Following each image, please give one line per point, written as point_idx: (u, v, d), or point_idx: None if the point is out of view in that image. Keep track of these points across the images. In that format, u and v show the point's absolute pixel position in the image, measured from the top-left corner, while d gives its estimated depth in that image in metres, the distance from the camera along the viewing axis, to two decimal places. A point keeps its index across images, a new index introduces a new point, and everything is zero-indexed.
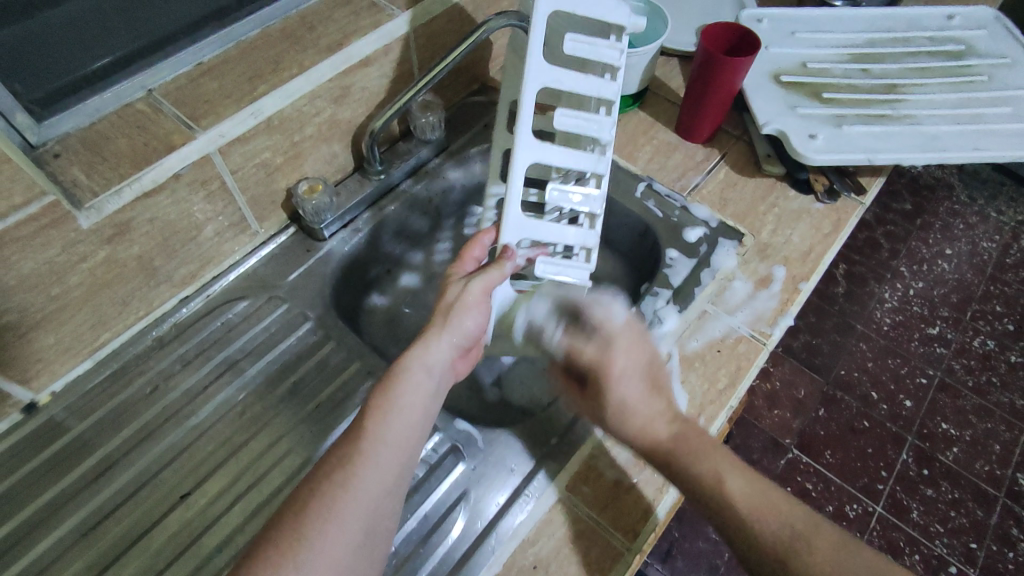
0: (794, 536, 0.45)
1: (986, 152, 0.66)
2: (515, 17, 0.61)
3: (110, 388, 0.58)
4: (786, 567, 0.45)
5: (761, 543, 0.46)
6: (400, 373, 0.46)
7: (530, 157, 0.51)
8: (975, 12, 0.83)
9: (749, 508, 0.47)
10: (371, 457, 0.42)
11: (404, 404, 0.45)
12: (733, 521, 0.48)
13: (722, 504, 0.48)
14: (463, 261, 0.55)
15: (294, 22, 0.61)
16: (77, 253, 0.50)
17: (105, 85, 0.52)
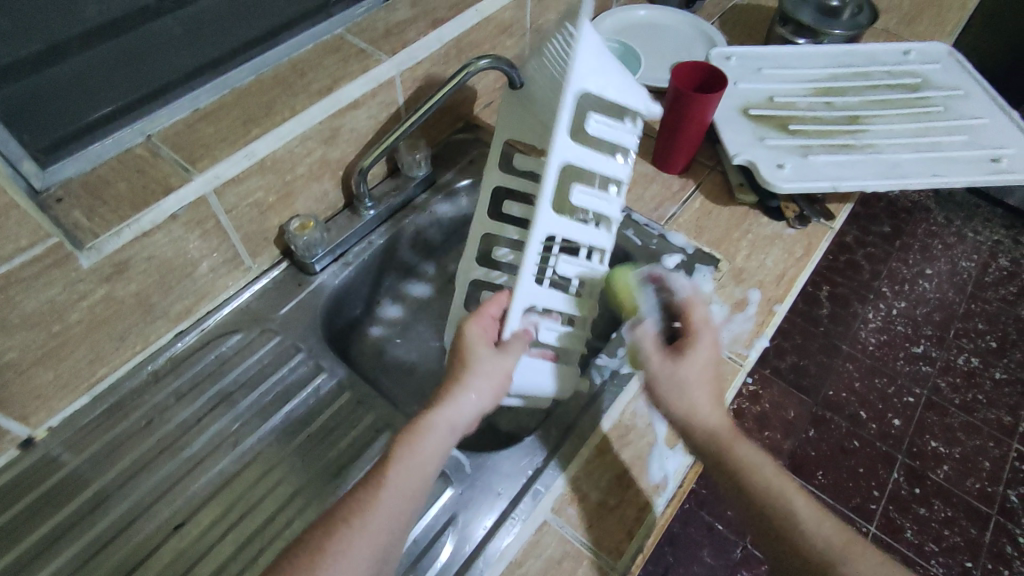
0: (835, 548, 0.46)
1: (944, 179, 0.70)
2: (505, 63, 0.66)
3: (106, 422, 0.59)
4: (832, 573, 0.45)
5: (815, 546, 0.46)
6: (425, 425, 0.49)
7: (546, 227, 0.52)
8: (930, 47, 0.88)
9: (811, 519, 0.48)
10: (386, 503, 0.45)
11: (427, 458, 0.48)
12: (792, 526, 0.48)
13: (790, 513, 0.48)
14: (482, 316, 0.57)
15: (286, 69, 0.65)
16: (77, 292, 0.52)
17: (107, 132, 0.55)
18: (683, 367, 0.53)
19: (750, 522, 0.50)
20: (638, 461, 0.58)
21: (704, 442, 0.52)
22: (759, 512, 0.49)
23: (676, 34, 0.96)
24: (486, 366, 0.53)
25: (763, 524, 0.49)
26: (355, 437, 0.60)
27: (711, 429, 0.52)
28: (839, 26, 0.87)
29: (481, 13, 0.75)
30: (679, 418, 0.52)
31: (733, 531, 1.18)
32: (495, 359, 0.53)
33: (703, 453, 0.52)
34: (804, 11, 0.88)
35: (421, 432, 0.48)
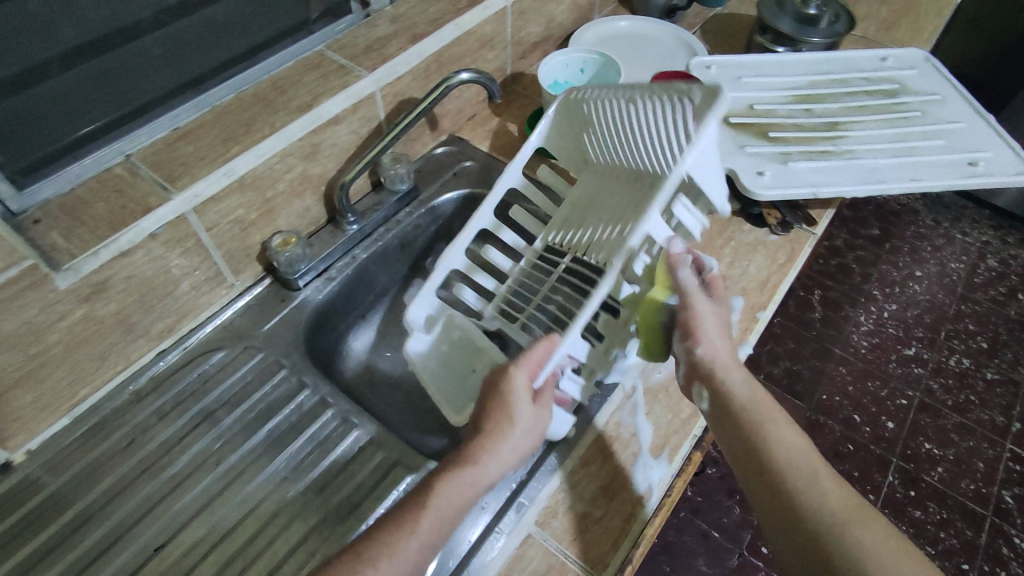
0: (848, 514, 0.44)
1: (923, 182, 0.71)
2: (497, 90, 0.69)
3: (87, 443, 0.59)
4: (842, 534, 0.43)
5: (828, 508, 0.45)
6: (453, 482, 0.47)
7: None
8: (907, 54, 0.89)
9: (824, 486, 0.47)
10: (407, 553, 0.44)
11: (453, 514, 0.46)
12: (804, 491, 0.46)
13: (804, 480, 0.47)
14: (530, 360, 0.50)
15: (266, 86, 0.65)
16: (55, 313, 0.52)
17: (86, 152, 0.56)
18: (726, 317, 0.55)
19: (759, 489, 0.48)
20: (623, 472, 0.58)
21: (738, 391, 0.51)
22: (772, 477, 0.47)
23: (656, 44, 0.97)
24: (521, 421, 0.49)
25: (777, 483, 0.47)
26: (341, 453, 0.60)
27: (747, 379, 0.53)
28: (818, 34, 0.88)
29: (461, 27, 0.76)
30: (718, 359, 0.52)
31: (729, 539, 1.18)
32: (531, 413, 0.49)
33: (728, 406, 0.51)
34: (783, 20, 0.89)
35: (450, 489, 0.47)
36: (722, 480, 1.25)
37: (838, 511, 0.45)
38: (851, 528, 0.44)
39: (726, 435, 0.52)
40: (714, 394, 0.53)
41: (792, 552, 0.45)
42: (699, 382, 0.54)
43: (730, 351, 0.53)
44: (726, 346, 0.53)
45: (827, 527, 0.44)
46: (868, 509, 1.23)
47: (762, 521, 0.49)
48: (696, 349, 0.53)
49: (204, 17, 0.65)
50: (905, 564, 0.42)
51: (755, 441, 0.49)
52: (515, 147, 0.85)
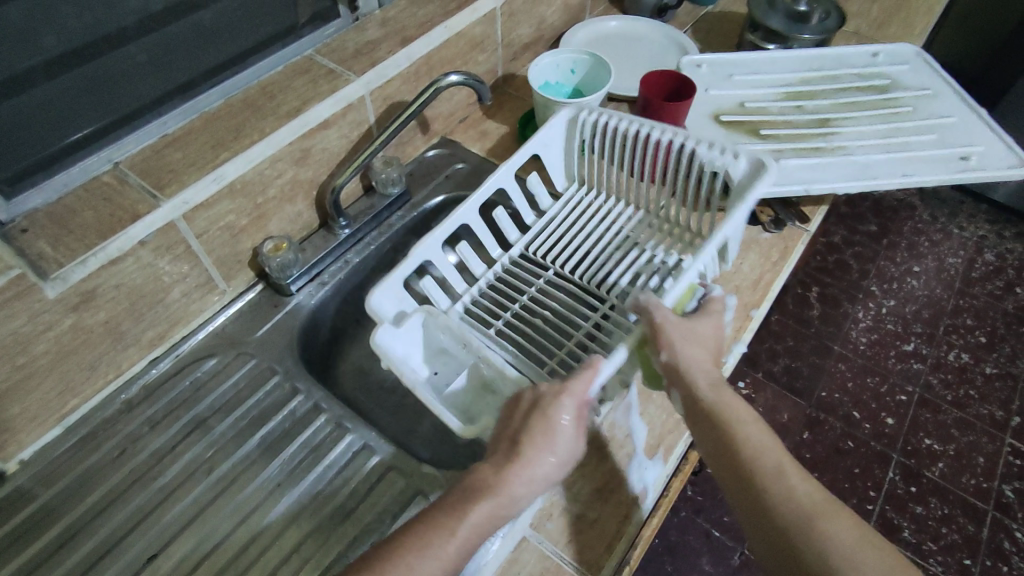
0: (816, 507, 0.45)
1: (914, 177, 0.70)
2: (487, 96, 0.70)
3: (80, 453, 0.59)
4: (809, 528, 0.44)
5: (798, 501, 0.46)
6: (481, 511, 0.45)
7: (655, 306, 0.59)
8: (898, 49, 0.89)
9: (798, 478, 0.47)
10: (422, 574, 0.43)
11: (475, 540, 0.45)
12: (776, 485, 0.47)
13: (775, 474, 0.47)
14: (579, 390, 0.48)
15: (255, 92, 0.65)
16: (42, 323, 0.52)
17: (73, 160, 0.55)
18: (699, 325, 0.53)
19: (732, 488, 0.49)
20: (617, 473, 0.58)
21: (706, 393, 0.51)
22: (743, 476, 0.48)
23: (648, 44, 0.97)
24: (562, 451, 0.47)
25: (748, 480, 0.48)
26: (334, 459, 0.59)
27: (716, 383, 0.51)
28: (809, 30, 0.88)
29: (451, 30, 0.75)
30: (686, 365, 0.51)
31: (730, 538, 1.17)
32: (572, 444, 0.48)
33: (699, 407, 0.51)
34: (773, 17, 0.89)
35: (477, 517, 0.45)
36: None
37: (808, 509, 0.45)
38: (821, 526, 0.44)
39: (700, 435, 0.51)
40: (685, 396, 0.52)
41: (766, 551, 0.46)
42: (671, 386, 0.53)
43: (699, 353, 0.52)
44: (693, 350, 0.52)
45: (797, 526, 0.45)
46: (869, 506, 1.23)
47: (739, 518, 0.49)
48: (662, 356, 0.52)
49: (192, 21, 0.64)
50: (868, 558, 0.43)
51: (727, 442, 0.49)
52: (507, 148, 0.85)
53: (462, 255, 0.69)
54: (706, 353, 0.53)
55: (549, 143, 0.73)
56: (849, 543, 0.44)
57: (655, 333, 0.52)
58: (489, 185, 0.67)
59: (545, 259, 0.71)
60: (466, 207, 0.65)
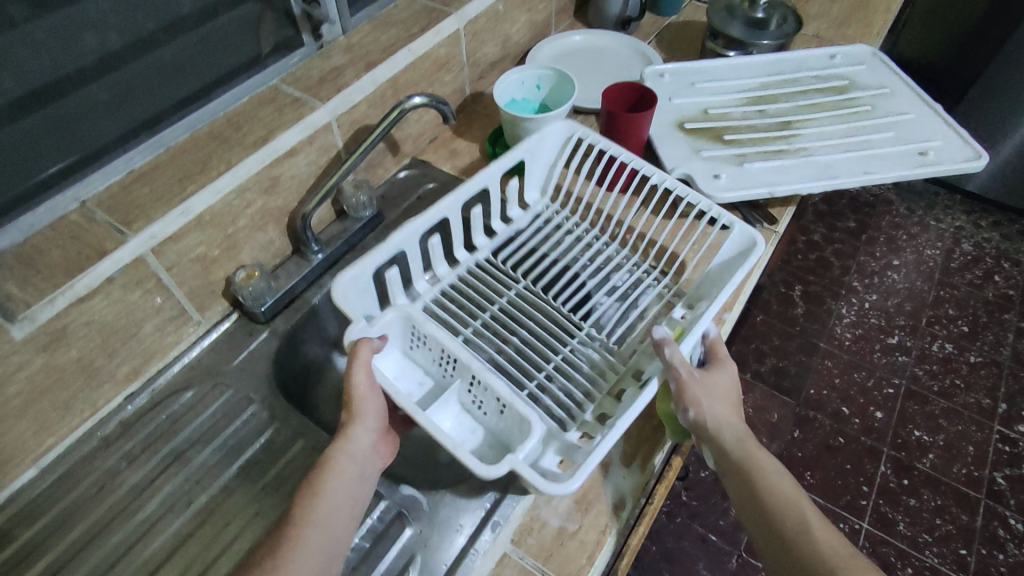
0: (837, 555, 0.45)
1: (874, 175, 0.72)
2: (448, 112, 0.71)
3: (56, 492, 0.58)
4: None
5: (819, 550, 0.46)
6: (335, 463, 0.49)
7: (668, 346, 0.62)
8: (855, 50, 0.91)
9: (820, 525, 0.47)
10: (310, 528, 0.46)
11: (350, 496, 0.49)
12: (799, 534, 0.47)
13: (798, 523, 0.48)
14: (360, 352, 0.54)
15: (221, 123, 0.66)
16: (12, 363, 0.52)
17: (38, 200, 0.56)
18: (717, 380, 0.56)
19: (761, 542, 0.50)
20: (595, 484, 0.58)
21: (732, 446, 0.52)
22: (770, 526, 0.49)
23: (613, 57, 0.99)
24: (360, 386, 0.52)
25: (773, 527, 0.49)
26: None
27: (742, 435, 0.53)
28: (767, 37, 0.90)
29: (414, 53, 0.76)
30: (711, 420, 0.53)
31: (727, 541, 1.17)
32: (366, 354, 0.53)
33: (726, 461, 0.52)
34: (733, 25, 0.90)
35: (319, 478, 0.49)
36: (715, 482, 1.24)
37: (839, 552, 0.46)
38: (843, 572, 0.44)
39: (729, 487, 0.52)
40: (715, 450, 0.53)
41: None
42: (700, 443, 0.55)
43: (725, 409, 0.54)
44: (718, 406, 0.54)
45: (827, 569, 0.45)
46: (863, 501, 1.23)
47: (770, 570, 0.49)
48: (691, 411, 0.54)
49: (152, 59, 0.63)
50: None
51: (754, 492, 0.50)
52: (477, 167, 0.86)
53: (432, 249, 0.69)
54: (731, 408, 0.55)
55: (535, 152, 0.75)
56: None
57: (683, 387, 0.54)
58: (474, 184, 0.69)
59: (516, 270, 0.72)
60: (447, 203, 0.67)
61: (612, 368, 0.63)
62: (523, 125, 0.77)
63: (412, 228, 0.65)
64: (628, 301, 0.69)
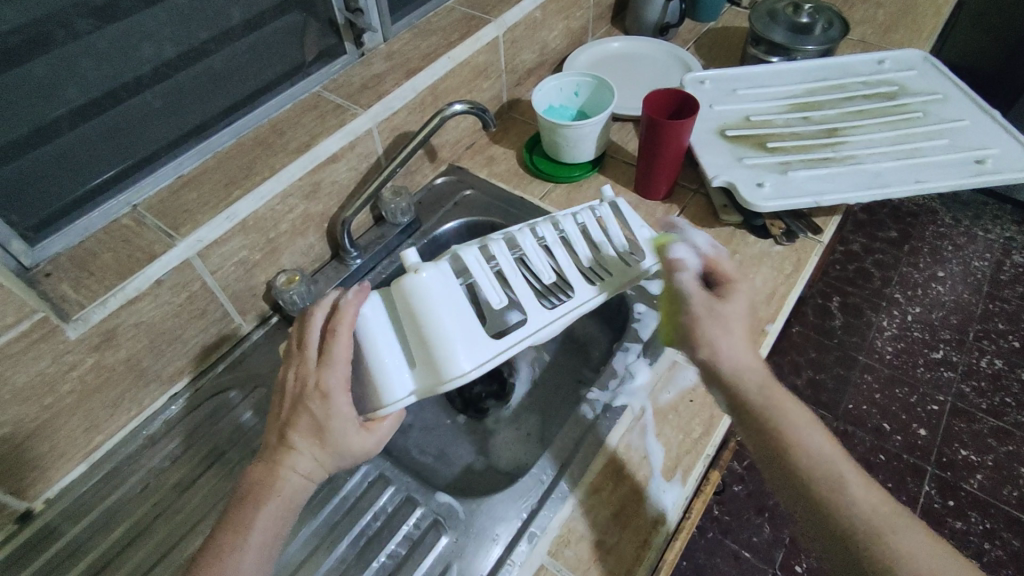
0: (881, 517, 0.42)
1: (927, 184, 0.69)
2: (478, 107, 0.69)
3: (104, 489, 0.60)
4: (886, 544, 0.41)
5: (856, 513, 0.42)
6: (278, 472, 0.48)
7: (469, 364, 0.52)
8: (904, 55, 0.89)
9: (855, 475, 0.44)
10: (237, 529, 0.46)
11: None
12: (833, 489, 0.43)
13: (836, 493, 0.43)
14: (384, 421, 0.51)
15: (266, 130, 0.67)
16: (66, 363, 0.53)
17: (94, 205, 0.57)
18: (727, 306, 0.51)
19: (787, 493, 0.46)
20: (634, 498, 0.57)
21: (755, 395, 0.47)
22: (797, 482, 0.45)
23: (651, 62, 0.98)
24: (361, 447, 0.50)
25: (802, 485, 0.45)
26: (350, 490, 0.60)
27: (761, 380, 0.48)
28: (811, 41, 0.87)
29: (454, 60, 0.77)
30: (721, 362, 0.49)
31: (762, 560, 1.14)
32: (396, 419, 0.52)
33: (747, 412, 0.47)
34: (775, 30, 0.88)
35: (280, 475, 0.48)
36: (749, 497, 1.21)
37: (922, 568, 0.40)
38: (893, 536, 0.41)
39: (751, 440, 0.48)
40: (727, 399, 0.49)
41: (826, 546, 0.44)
42: (711, 383, 0.50)
43: (755, 356, 0.50)
44: (733, 345, 0.49)
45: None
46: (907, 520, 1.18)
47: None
48: (719, 347, 0.49)
49: (205, 66, 0.64)
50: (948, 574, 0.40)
51: (773, 445, 0.46)
52: (516, 173, 0.86)
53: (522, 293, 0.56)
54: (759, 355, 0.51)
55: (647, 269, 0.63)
56: (922, 559, 0.40)
57: (700, 320, 0.50)
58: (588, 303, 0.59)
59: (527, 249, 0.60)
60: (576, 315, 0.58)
61: (660, 388, 0.64)
62: (562, 130, 0.78)
63: (528, 340, 0.54)
64: None
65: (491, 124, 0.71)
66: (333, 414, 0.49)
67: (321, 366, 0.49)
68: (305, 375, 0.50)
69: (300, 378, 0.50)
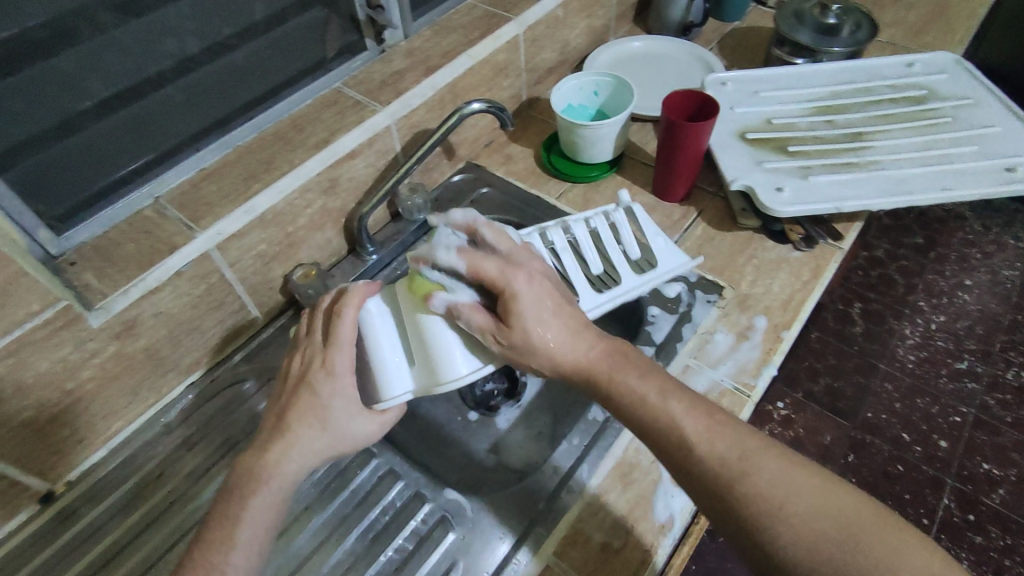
0: (731, 461, 0.43)
1: (953, 193, 0.68)
2: (494, 106, 0.69)
3: (122, 474, 0.61)
4: (735, 477, 0.43)
5: (707, 461, 0.44)
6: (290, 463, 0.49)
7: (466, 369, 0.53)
8: (935, 58, 0.87)
9: (698, 428, 0.45)
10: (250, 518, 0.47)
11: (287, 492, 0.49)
12: (677, 440, 0.46)
13: (688, 448, 0.45)
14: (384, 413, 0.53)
15: (286, 125, 0.67)
16: (88, 350, 0.55)
17: (118, 196, 0.58)
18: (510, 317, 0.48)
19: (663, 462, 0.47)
20: (643, 501, 0.56)
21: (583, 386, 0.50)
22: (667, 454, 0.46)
23: (673, 63, 0.97)
24: (363, 433, 0.52)
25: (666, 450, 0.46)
26: (360, 483, 0.60)
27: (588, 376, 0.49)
28: (838, 43, 0.86)
29: (473, 58, 0.77)
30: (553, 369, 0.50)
31: None
32: (393, 413, 0.54)
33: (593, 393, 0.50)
34: (801, 31, 0.87)
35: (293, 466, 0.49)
36: None
37: (770, 505, 0.42)
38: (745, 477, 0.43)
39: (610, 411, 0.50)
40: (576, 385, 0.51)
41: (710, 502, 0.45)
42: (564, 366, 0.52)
43: (575, 347, 0.49)
44: (548, 348, 0.49)
45: (760, 524, 0.42)
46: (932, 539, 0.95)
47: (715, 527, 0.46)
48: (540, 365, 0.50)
49: (227, 61, 0.65)
50: (796, 488, 0.42)
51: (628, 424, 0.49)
52: (533, 172, 0.86)
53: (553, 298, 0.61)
54: (586, 345, 0.50)
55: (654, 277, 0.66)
56: (777, 476, 0.43)
57: (507, 353, 0.50)
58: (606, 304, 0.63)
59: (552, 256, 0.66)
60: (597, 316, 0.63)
61: None
62: (580, 130, 0.77)
63: None
64: (682, 315, 0.69)
65: (508, 122, 0.71)
66: (339, 404, 0.50)
67: (326, 347, 0.52)
68: (310, 355, 0.53)
69: (305, 359, 0.53)
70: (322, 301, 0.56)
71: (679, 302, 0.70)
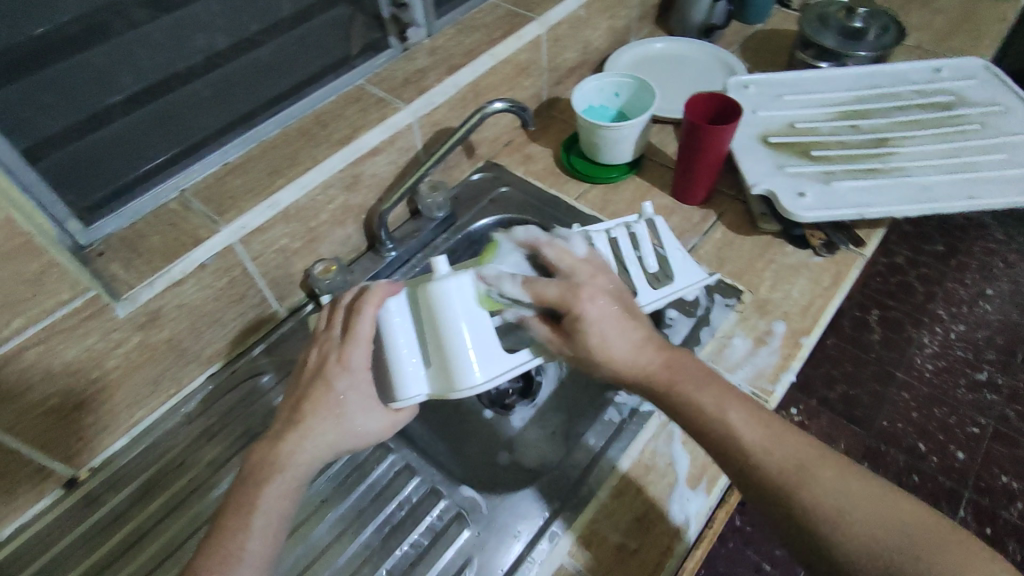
0: (790, 472, 0.43)
1: (979, 202, 0.67)
2: (516, 107, 0.69)
3: (143, 462, 0.63)
4: (790, 489, 0.42)
5: (765, 470, 0.43)
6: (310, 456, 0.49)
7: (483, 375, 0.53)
8: (964, 64, 0.86)
9: (754, 439, 0.45)
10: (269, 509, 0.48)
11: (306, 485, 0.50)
12: (735, 450, 0.45)
13: (742, 453, 0.45)
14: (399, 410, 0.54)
15: (310, 121, 0.68)
16: (113, 339, 0.56)
17: (144, 189, 0.59)
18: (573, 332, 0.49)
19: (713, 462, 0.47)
20: (658, 504, 0.56)
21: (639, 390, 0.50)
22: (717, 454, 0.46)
23: (695, 65, 0.97)
24: (376, 430, 0.53)
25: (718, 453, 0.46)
26: (377, 477, 0.61)
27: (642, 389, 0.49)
28: (863, 47, 0.85)
29: (495, 57, 0.77)
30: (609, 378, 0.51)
31: None
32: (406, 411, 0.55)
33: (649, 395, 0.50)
34: (826, 35, 0.86)
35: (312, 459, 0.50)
36: None
37: (831, 515, 0.41)
38: (799, 490, 0.42)
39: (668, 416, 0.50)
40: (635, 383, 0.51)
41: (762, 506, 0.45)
42: None
43: (637, 354, 0.49)
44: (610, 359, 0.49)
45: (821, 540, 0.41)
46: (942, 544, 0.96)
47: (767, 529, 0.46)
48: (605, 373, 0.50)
49: (251, 59, 0.67)
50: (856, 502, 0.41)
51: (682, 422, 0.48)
52: (552, 172, 0.86)
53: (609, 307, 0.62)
54: (648, 355, 0.49)
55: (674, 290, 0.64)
56: (835, 490, 0.42)
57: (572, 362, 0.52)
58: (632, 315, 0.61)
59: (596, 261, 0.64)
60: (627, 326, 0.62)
61: None
62: (601, 131, 0.77)
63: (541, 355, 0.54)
64: (700, 318, 0.69)
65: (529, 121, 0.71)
66: (357, 400, 0.51)
67: (345, 342, 0.52)
68: (328, 348, 0.53)
69: (322, 352, 0.53)
70: (344, 297, 0.55)
71: (698, 305, 0.70)
